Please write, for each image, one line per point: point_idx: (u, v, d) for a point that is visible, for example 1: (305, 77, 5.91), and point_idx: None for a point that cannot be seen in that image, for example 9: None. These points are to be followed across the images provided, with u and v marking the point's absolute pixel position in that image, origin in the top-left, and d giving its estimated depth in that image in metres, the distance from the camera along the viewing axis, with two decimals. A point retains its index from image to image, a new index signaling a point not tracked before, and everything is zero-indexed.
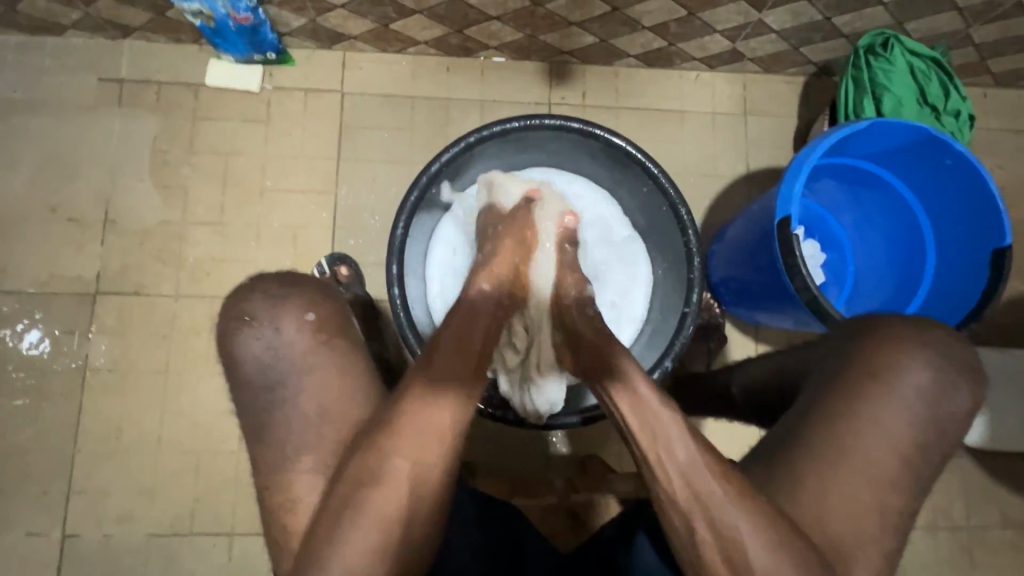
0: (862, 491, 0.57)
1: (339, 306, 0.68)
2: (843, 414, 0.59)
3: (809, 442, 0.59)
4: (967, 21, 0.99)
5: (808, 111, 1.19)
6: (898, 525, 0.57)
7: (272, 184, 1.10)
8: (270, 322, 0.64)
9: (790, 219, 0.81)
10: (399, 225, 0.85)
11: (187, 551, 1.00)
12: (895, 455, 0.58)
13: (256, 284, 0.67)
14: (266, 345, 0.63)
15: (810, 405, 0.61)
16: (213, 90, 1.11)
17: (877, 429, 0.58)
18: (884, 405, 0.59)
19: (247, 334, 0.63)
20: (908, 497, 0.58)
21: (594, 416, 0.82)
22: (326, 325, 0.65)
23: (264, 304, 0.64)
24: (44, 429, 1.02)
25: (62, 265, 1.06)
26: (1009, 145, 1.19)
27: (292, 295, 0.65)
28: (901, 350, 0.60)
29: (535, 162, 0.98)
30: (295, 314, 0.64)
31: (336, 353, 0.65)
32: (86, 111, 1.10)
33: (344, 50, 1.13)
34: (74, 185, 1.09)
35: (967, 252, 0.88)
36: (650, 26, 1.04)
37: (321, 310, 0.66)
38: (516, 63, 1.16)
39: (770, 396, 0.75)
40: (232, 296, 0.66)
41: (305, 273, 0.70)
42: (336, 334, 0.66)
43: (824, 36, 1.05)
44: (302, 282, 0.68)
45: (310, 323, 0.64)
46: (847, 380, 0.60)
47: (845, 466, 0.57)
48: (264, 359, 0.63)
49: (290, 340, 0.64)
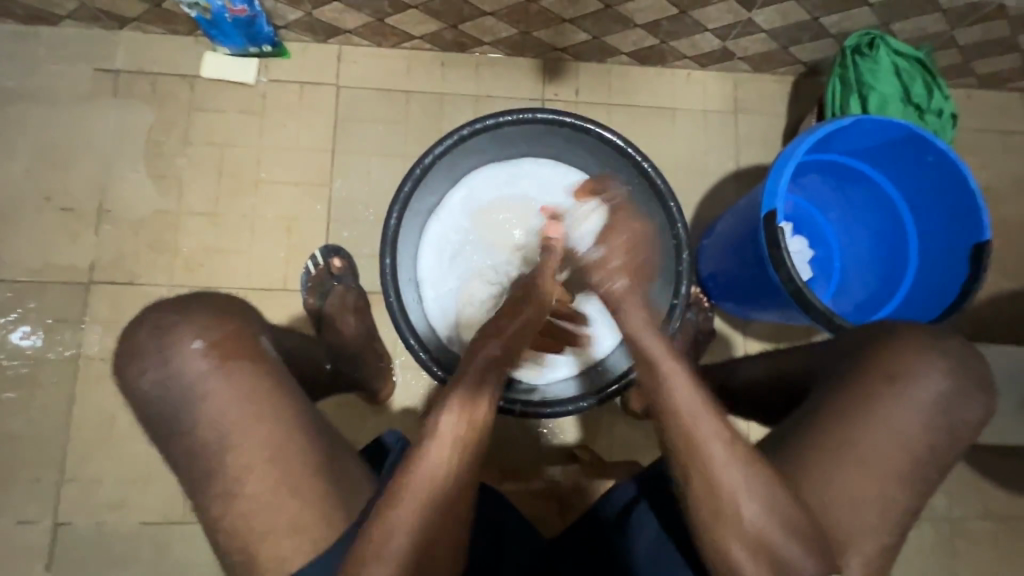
0: (840, 488, 0.58)
1: (240, 324, 0.64)
2: (853, 406, 0.60)
3: (818, 447, 0.60)
4: (950, 22, 1.01)
5: (796, 110, 1.21)
6: (876, 514, 0.58)
7: (266, 176, 1.11)
8: (158, 354, 0.61)
9: (776, 213, 0.83)
10: (392, 216, 0.86)
11: (180, 539, 1.01)
12: (861, 451, 0.59)
13: (144, 316, 0.64)
14: (154, 378, 0.61)
15: (822, 404, 0.62)
16: (209, 82, 1.12)
17: (887, 428, 0.59)
18: (895, 407, 0.59)
19: (141, 367, 0.61)
20: (877, 490, 0.58)
21: (609, 395, 0.85)
22: (217, 347, 0.61)
23: (150, 335, 0.62)
24: (36, 417, 1.02)
25: (56, 254, 1.07)
26: (993, 146, 1.22)
27: (182, 321, 0.62)
28: (915, 354, 0.61)
29: (526, 154, 1.01)
30: (181, 343, 0.61)
31: (231, 376, 0.61)
32: (81, 100, 1.10)
33: (339, 44, 1.14)
34: (68, 175, 1.09)
35: (949, 246, 0.90)
36: (641, 24, 1.06)
37: (210, 334, 0.62)
38: (511, 59, 1.17)
39: (775, 396, 0.77)
40: (126, 330, 0.64)
41: (202, 295, 0.66)
42: (232, 355, 0.62)
43: (813, 36, 1.07)
44: (192, 305, 0.64)
45: (199, 349, 0.61)
46: (853, 375, 0.62)
47: (822, 463, 0.59)
48: (159, 392, 0.61)
49: (180, 368, 0.60)
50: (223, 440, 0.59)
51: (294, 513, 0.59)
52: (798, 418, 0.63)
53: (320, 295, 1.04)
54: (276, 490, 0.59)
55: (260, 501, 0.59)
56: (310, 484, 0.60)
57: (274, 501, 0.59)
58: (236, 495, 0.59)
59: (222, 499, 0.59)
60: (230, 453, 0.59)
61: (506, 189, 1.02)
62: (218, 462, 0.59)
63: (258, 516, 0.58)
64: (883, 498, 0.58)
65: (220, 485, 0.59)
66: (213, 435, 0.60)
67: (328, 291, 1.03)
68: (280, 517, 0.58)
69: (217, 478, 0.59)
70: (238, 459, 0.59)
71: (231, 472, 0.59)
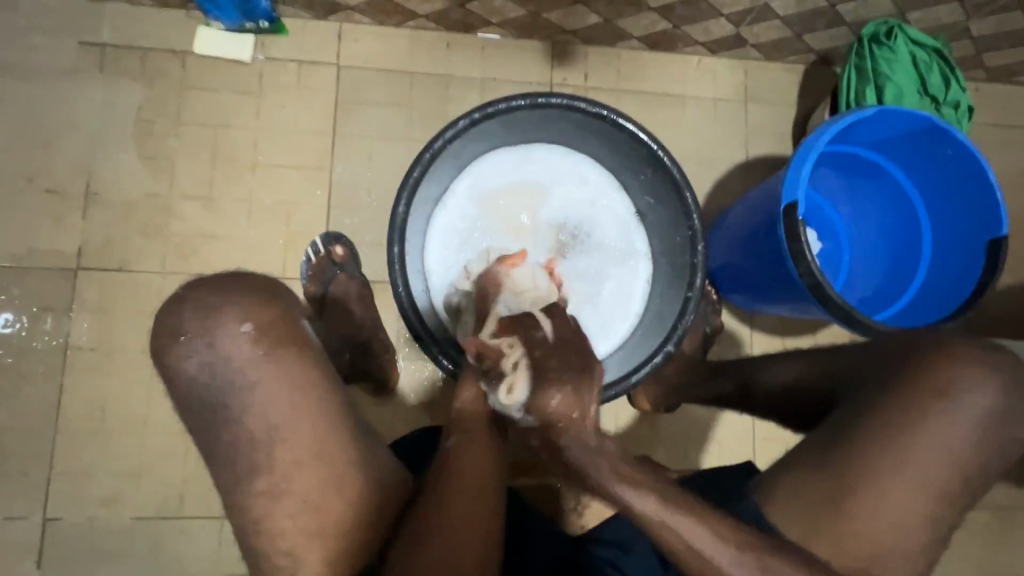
0: (886, 497, 0.60)
1: (285, 309, 0.62)
2: (905, 419, 0.61)
3: (868, 456, 0.61)
4: (967, 13, 1.00)
5: (806, 100, 1.19)
6: (910, 517, 0.60)
7: (264, 159, 1.07)
8: (204, 336, 0.58)
9: (796, 205, 0.81)
10: (401, 203, 0.82)
11: (175, 535, 0.98)
12: (910, 463, 0.60)
13: (186, 294, 0.61)
14: (201, 362, 0.58)
15: (875, 414, 0.63)
16: (202, 59, 1.06)
17: (937, 441, 0.61)
18: (948, 423, 0.61)
19: (183, 350, 0.59)
20: (900, 496, 0.60)
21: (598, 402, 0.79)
22: (266, 333, 0.59)
23: (195, 317, 0.59)
24: (23, 408, 0.98)
25: (40, 238, 1.01)
26: (999, 140, 1.21)
27: (228, 303, 0.60)
28: (971, 370, 0.62)
29: (535, 140, 0.98)
30: (228, 326, 0.59)
31: (281, 364, 0.59)
32: (64, 75, 1.04)
33: (340, 21, 1.09)
34: (52, 154, 1.03)
35: (963, 243, 0.90)
36: (655, 7, 1.02)
37: (259, 317, 0.60)
38: (519, 41, 1.13)
39: (801, 394, 0.77)
40: (163, 309, 0.61)
41: (247, 275, 0.64)
42: (279, 341, 0.60)
43: (828, 24, 1.05)
44: (239, 285, 0.61)
45: (247, 333, 0.59)
46: (909, 387, 0.63)
47: (859, 473, 0.61)
48: (203, 378, 0.58)
49: (228, 352, 0.58)
50: (248, 437, 0.58)
51: (342, 514, 0.59)
52: (845, 422, 0.64)
53: (321, 283, 1.00)
54: (323, 489, 0.59)
55: (310, 500, 0.58)
56: (353, 483, 0.60)
57: (324, 500, 0.59)
58: (285, 494, 0.58)
59: (266, 497, 0.58)
60: (278, 449, 0.58)
61: (512, 176, 0.99)
62: (266, 457, 0.58)
63: (304, 517, 0.58)
64: (903, 501, 0.60)
65: (265, 481, 0.58)
66: (234, 434, 0.58)
67: (331, 279, 1.00)
68: (326, 515, 0.59)
69: (245, 477, 0.58)
70: (287, 455, 0.58)
71: (278, 470, 0.58)
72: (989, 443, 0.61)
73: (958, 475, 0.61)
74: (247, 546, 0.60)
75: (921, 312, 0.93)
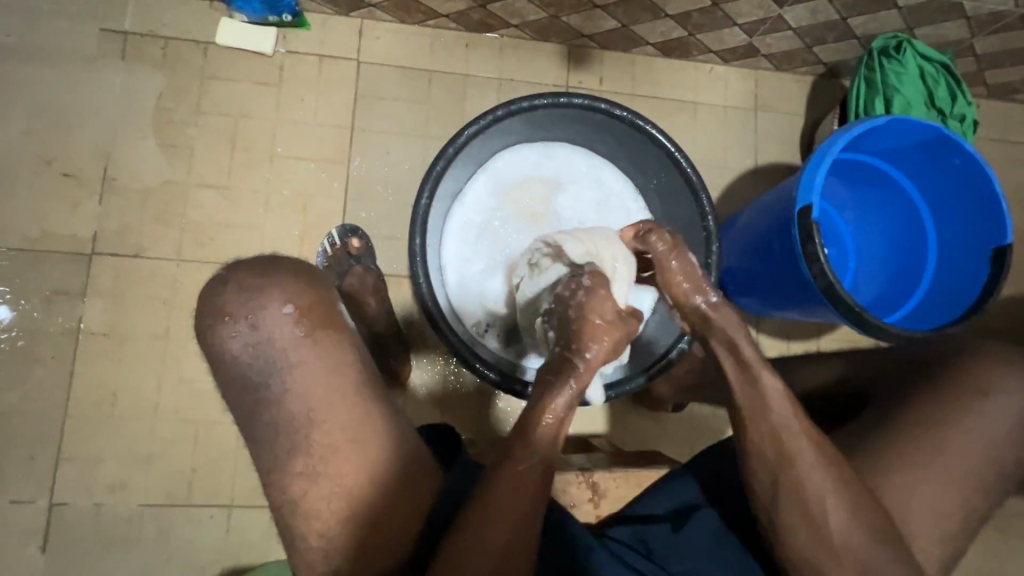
0: (919, 489, 0.61)
1: (324, 293, 0.64)
2: (947, 417, 0.63)
3: (902, 447, 0.63)
4: (972, 30, 1.03)
5: (815, 110, 1.22)
6: (934, 512, 0.61)
7: (282, 150, 1.07)
8: (247, 317, 0.60)
9: (810, 208, 0.83)
10: (424, 195, 0.83)
11: (183, 522, 0.98)
12: (946, 458, 0.62)
13: (230, 274, 0.63)
14: (244, 343, 0.60)
15: (914, 409, 0.65)
16: (224, 50, 1.07)
17: (968, 436, 0.62)
18: (981, 421, 0.63)
19: (225, 330, 0.60)
20: (929, 491, 0.61)
21: (656, 372, 0.85)
22: (305, 315, 0.61)
23: (240, 299, 0.61)
24: (34, 391, 0.97)
25: (56, 222, 1.01)
26: (999, 155, 1.24)
27: (262, 287, 0.61)
28: (1002, 370, 0.64)
29: (555, 138, 1.00)
30: (272, 306, 0.60)
31: (310, 352, 0.60)
32: (86, 61, 1.05)
33: (361, 17, 1.10)
34: (71, 139, 1.03)
35: (968, 249, 0.92)
36: (672, 15, 1.04)
37: (300, 300, 0.61)
38: (536, 44, 1.15)
39: (821, 395, 0.80)
40: (207, 290, 0.63)
41: (289, 258, 0.66)
42: (320, 322, 0.61)
43: (838, 37, 1.08)
44: (280, 269, 0.64)
45: (288, 315, 0.60)
46: (950, 387, 0.65)
47: (897, 464, 0.62)
48: (246, 358, 0.60)
49: (272, 332, 0.60)
50: (287, 420, 0.59)
51: (377, 500, 0.60)
52: (880, 420, 0.66)
53: (337, 273, 1.00)
54: (357, 474, 0.59)
55: (344, 484, 0.59)
56: (380, 469, 0.60)
57: (354, 489, 0.59)
58: (321, 475, 0.59)
59: (294, 483, 0.59)
60: (315, 432, 0.59)
61: (531, 172, 1.01)
62: (305, 438, 0.59)
63: (338, 499, 0.59)
64: (930, 496, 0.62)
65: (304, 461, 0.59)
66: (265, 419, 0.59)
67: (347, 269, 1.01)
68: (359, 501, 0.59)
69: (281, 459, 0.59)
70: (312, 443, 0.59)
71: (316, 452, 0.59)
72: (1011, 447, 0.63)
73: (977, 472, 0.62)
74: (280, 527, 0.60)
75: (928, 316, 0.96)
